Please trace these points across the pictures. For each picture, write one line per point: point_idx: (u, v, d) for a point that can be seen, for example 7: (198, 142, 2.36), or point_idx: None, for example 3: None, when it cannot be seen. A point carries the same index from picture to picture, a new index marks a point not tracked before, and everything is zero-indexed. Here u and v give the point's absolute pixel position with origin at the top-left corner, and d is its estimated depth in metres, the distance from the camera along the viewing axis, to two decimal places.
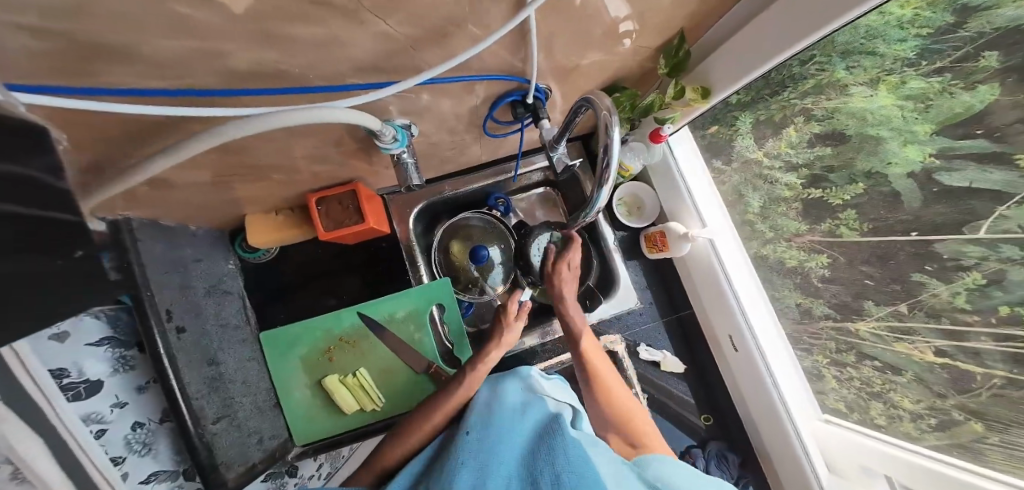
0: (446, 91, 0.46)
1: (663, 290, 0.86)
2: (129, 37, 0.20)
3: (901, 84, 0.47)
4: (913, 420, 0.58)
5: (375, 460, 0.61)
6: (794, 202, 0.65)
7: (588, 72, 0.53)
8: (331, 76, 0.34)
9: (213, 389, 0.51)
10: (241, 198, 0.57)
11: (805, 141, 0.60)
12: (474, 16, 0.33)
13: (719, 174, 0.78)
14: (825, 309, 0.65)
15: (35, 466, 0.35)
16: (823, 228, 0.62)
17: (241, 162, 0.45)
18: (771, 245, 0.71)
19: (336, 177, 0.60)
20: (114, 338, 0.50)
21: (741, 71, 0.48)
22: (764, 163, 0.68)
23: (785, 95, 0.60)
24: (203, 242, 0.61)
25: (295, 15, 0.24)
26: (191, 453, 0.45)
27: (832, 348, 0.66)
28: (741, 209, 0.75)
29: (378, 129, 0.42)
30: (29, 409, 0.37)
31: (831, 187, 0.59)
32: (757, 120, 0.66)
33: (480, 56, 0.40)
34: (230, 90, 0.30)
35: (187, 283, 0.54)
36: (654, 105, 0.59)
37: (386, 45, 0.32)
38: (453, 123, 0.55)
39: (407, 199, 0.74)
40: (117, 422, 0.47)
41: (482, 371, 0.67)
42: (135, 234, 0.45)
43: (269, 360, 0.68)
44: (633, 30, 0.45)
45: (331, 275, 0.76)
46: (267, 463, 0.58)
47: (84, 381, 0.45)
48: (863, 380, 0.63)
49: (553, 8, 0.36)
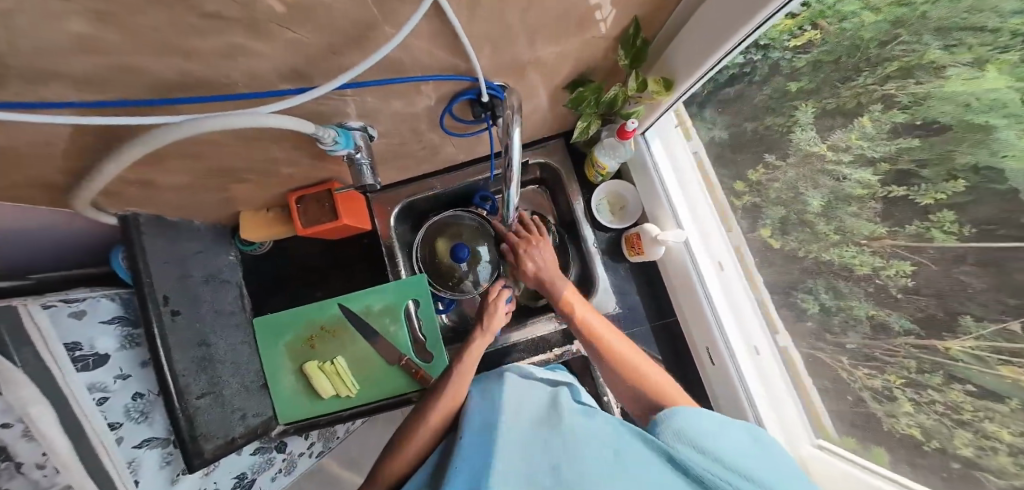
0: (392, 93, 0.47)
1: (650, 295, 0.81)
2: (44, 56, 0.23)
3: (1023, 62, 0.31)
4: (1015, 455, 0.40)
5: (384, 468, 0.58)
6: (870, 201, 0.49)
7: (542, 67, 0.51)
8: (260, 84, 0.37)
9: (202, 368, 0.56)
10: (231, 198, 0.63)
11: (886, 132, 0.45)
12: (389, 21, 0.33)
13: (769, 172, 0.63)
14: (905, 323, 0.48)
15: (42, 426, 0.39)
16: (908, 231, 0.45)
17: (207, 167, 0.50)
18: (835, 248, 0.55)
19: (311, 178, 0.64)
20: (123, 318, 0.56)
21: (722, 35, 0.39)
22: (829, 157, 0.53)
23: (861, 79, 0.45)
24: (206, 236, 0.68)
25: (191, 28, 0.26)
26: (174, 423, 0.49)
27: (912, 369, 0.48)
28: (800, 209, 0.59)
29: (313, 132, 0.43)
30: (40, 374, 0.41)
31: (922, 185, 0.43)
32: (822, 110, 0.51)
33: (412, 59, 0.41)
34: (162, 100, 0.34)
35: (187, 272, 0.60)
36: (617, 99, 0.55)
37: (303, 51, 0.34)
38: (413, 122, 0.57)
39: (388, 197, 0.79)
40: (119, 392, 0.51)
41: (468, 366, 0.64)
42: (141, 230, 0.53)
43: (258, 342, 0.73)
44: (608, 17, 0.42)
45: (321, 269, 0.81)
46: (247, 438, 0.61)
47: (94, 354, 0.49)
48: (946, 404, 0.46)
49: (477, 11, 0.35)
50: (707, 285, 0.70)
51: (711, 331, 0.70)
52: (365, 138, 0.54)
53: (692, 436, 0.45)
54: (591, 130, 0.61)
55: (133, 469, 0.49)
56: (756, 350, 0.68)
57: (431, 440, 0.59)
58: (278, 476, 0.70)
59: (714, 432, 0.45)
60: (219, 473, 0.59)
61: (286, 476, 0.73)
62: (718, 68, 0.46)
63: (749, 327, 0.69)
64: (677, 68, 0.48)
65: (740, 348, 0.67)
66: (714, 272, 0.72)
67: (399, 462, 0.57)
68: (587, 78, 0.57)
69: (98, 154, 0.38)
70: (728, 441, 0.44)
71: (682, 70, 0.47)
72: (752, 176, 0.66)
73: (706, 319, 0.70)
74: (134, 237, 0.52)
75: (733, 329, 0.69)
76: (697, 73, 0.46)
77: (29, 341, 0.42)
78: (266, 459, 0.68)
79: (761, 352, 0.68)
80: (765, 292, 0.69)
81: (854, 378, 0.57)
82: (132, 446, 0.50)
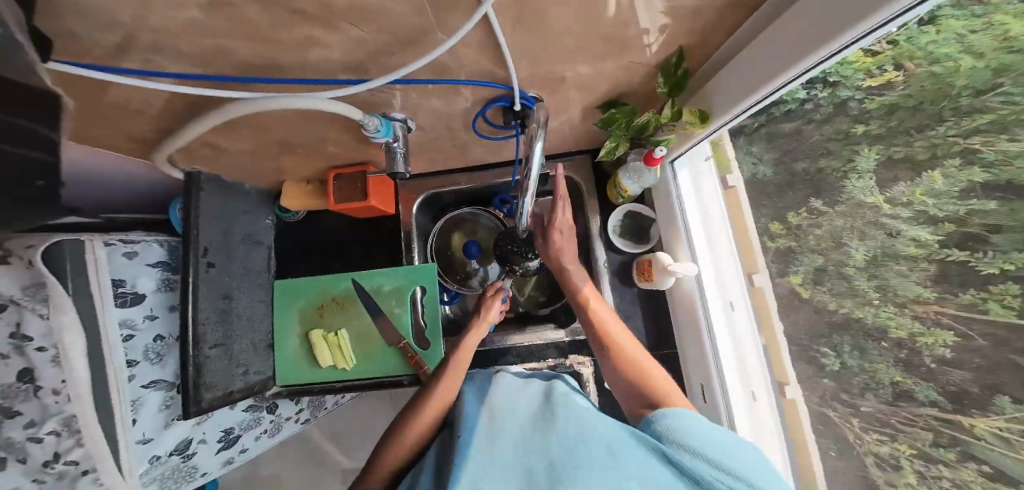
0: (435, 92, 0.48)
1: (654, 321, 0.79)
2: (134, 19, 0.26)
3: None
4: None
5: (379, 464, 0.55)
6: (923, 262, 0.40)
7: (582, 82, 0.50)
8: (323, 71, 0.38)
9: (221, 320, 0.58)
10: (284, 168, 0.66)
11: (958, 192, 0.35)
12: (445, 28, 0.34)
13: (814, 217, 0.54)
14: (932, 394, 0.40)
15: (72, 361, 0.43)
16: (960, 299, 0.37)
17: (271, 137, 0.53)
18: (872, 309, 0.46)
19: (349, 159, 0.65)
20: (166, 263, 0.59)
21: (795, 54, 0.33)
22: (884, 211, 0.44)
23: (940, 129, 0.37)
24: (253, 199, 0.71)
25: (269, 16, 0.27)
26: (184, 368, 0.51)
27: (926, 440, 0.42)
28: (838, 261, 0.51)
29: (360, 120, 0.44)
30: (81, 303, 0.47)
31: (989, 252, 0.34)
32: (886, 159, 0.43)
33: (459, 63, 0.41)
34: (241, 77, 0.36)
35: (230, 230, 0.63)
36: (648, 125, 0.53)
37: (364, 48, 0.35)
38: (451, 120, 0.57)
39: (416, 186, 0.80)
40: (145, 331, 0.54)
41: (466, 355, 0.65)
42: (200, 187, 0.56)
43: (274, 305, 0.74)
44: (654, 42, 0.41)
45: (341, 245, 0.82)
46: (244, 394, 0.63)
47: (134, 293, 0.53)
48: (953, 480, 0.39)
49: (526, 23, 0.36)
50: (714, 328, 0.68)
51: (706, 367, 0.68)
52: (404, 129, 0.55)
53: (683, 436, 0.43)
54: (618, 151, 0.60)
55: (134, 408, 0.51)
56: (752, 393, 0.65)
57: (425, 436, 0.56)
58: (262, 436, 0.73)
59: (710, 435, 0.42)
60: (209, 425, 0.62)
61: (270, 438, 0.76)
62: (790, 86, 0.39)
63: (749, 367, 0.66)
64: (718, 102, 0.47)
65: (734, 388, 0.66)
66: (723, 311, 0.70)
67: (396, 457, 0.55)
68: (622, 101, 0.56)
69: (176, 111, 0.40)
70: (698, 429, 0.43)
71: (728, 97, 0.45)
72: (791, 219, 0.58)
73: (705, 357, 0.68)
74: (193, 192, 0.55)
75: (733, 376, 0.67)
76: (738, 109, 0.44)
77: (82, 271, 0.47)
78: (255, 417, 0.71)
79: (758, 397, 0.65)
80: (781, 343, 0.61)
81: (861, 442, 0.50)
82: (141, 385, 0.53)
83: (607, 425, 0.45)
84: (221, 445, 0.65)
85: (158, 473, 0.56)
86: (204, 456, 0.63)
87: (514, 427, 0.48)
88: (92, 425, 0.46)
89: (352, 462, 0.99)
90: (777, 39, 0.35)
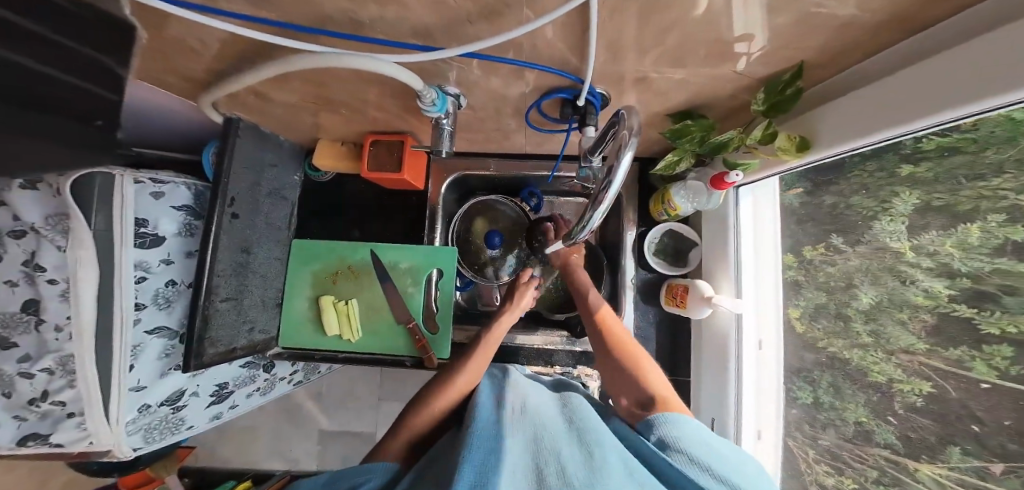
0: (498, 71, 0.43)
1: (669, 341, 0.77)
2: None
3: None
4: None
5: (387, 446, 0.50)
6: (924, 313, 0.41)
7: (662, 87, 0.45)
8: (390, 31, 0.34)
9: (236, 274, 0.56)
10: (320, 125, 0.62)
11: (990, 247, 0.34)
12: (538, 4, 0.29)
13: (829, 254, 0.53)
14: (889, 437, 0.45)
15: (81, 295, 0.44)
16: (949, 354, 0.38)
17: (318, 93, 0.49)
18: (860, 349, 0.48)
19: (390, 126, 0.61)
20: (191, 208, 0.56)
21: (934, 106, 0.29)
22: (908, 258, 0.42)
23: (993, 180, 0.34)
24: (285, 152, 0.68)
25: None
26: (192, 318, 0.49)
27: (871, 478, 0.48)
28: (843, 301, 0.52)
29: (420, 89, 0.41)
30: (100, 239, 0.46)
31: (996, 312, 0.34)
32: (924, 206, 0.40)
33: (535, 45, 0.37)
34: (308, 28, 0.33)
35: (258, 182, 0.60)
36: (729, 144, 0.50)
37: (443, 13, 0.30)
38: (502, 103, 0.53)
39: (448, 165, 0.76)
40: (158, 275, 0.52)
41: (494, 339, 0.64)
42: (237, 133, 0.52)
43: (289, 263, 0.72)
44: (751, 52, 0.36)
45: (364, 211, 0.80)
46: (246, 351, 0.61)
47: (154, 235, 0.51)
48: None
49: (627, 15, 0.31)
50: (742, 370, 0.63)
51: (724, 401, 0.65)
52: (455, 105, 0.51)
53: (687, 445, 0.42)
54: (678, 167, 0.57)
55: (134, 353, 0.50)
56: (758, 432, 0.63)
57: (433, 428, 0.53)
58: (253, 394, 0.72)
59: (718, 449, 0.42)
60: (203, 379, 0.60)
61: (261, 396, 0.75)
62: (906, 137, 0.35)
63: (764, 409, 0.63)
64: (823, 132, 0.42)
65: (747, 423, 0.63)
66: (753, 351, 0.63)
67: (404, 438, 0.51)
68: (698, 112, 0.52)
69: (231, 53, 0.38)
70: (717, 449, 0.42)
71: (834, 132, 0.40)
72: (807, 252, 0.57)
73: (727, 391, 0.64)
74: (230, 138, 0.51)
75: (749, 412, 0.63)
76: (844, 147, 0.40)
77: (107, 207, 0.46)
78: (251, 375, 0.69)
79: (762, 437, 0.63)
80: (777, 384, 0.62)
81: (811, 471, 0.57)
82: (144, 331, 0.51)
83: (612, 441, 0.44)
84: (213, 399, 0.64)
85: (145, 423, 0.54)
86: (194, 409, 0.61)
87: (530, 431, 0.45)
88: (86, 371, 0.46)
89: (330, 426, 0.99)
90: (918, 79, 0.30)
